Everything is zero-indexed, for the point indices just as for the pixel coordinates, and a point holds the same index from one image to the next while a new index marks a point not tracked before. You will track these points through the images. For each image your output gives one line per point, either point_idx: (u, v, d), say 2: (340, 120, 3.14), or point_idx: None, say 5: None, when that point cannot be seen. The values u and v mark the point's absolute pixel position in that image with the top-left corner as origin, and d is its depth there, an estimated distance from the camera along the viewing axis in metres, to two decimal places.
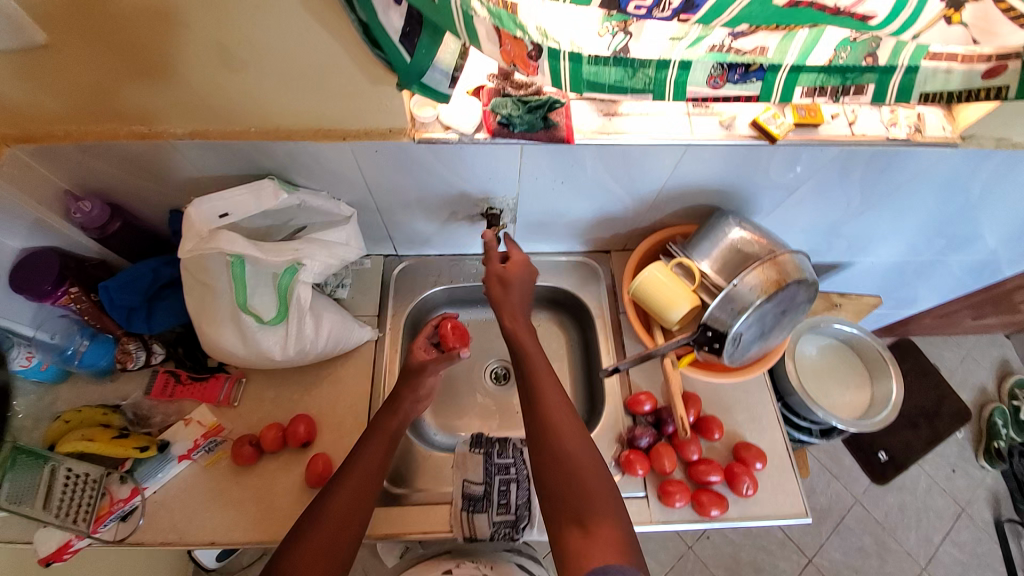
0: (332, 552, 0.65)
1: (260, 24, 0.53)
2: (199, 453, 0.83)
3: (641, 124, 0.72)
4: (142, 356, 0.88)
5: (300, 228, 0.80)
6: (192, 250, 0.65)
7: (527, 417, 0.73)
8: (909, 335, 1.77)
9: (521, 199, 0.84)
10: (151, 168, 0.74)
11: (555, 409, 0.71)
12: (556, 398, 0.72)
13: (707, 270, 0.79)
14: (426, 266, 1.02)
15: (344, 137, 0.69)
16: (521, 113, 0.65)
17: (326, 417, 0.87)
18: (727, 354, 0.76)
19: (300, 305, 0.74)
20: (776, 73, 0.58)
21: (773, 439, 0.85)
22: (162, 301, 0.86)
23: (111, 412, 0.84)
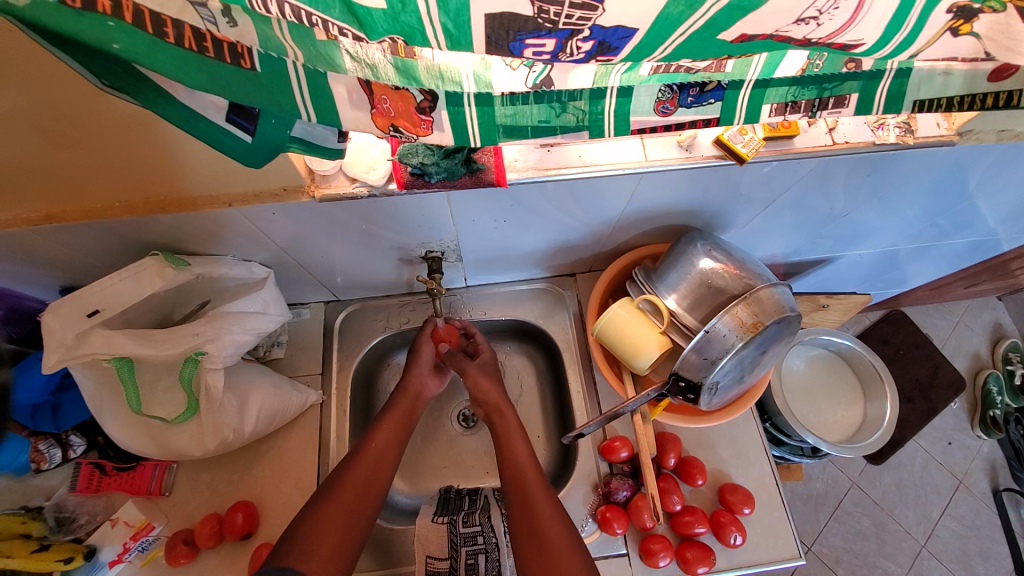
0: (353, 516, 0.64)
1: (82, 102, 0.42)
2: (134, 554, 0.74)
3: (587, 153, 0.61)
4: (57, 453, 0.75)
5: (205, 302, 0.71)
6: (57, 362, 0.58)
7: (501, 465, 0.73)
8: (900, 306, 1.62)
9: (461, 240, 0.74)
10: (20, 255, 0.62)
11: (531, 476, 0.70)
12: (530, 466, 0.71)
13: (675, 307, 0.69)
14: (373, 309, 0.92)
15: (230, 202, 0.57)
16: (435, 159, 0.53)
17: (269, 498, 0.78)
18: (703, 402, 0.68)
19: (210, 394, 0.65)
20: (739, 90, 0.45)
21: (762, 475, 0.80)
22: (71, 392, 0.76)
23: (32, 519, 0.71)
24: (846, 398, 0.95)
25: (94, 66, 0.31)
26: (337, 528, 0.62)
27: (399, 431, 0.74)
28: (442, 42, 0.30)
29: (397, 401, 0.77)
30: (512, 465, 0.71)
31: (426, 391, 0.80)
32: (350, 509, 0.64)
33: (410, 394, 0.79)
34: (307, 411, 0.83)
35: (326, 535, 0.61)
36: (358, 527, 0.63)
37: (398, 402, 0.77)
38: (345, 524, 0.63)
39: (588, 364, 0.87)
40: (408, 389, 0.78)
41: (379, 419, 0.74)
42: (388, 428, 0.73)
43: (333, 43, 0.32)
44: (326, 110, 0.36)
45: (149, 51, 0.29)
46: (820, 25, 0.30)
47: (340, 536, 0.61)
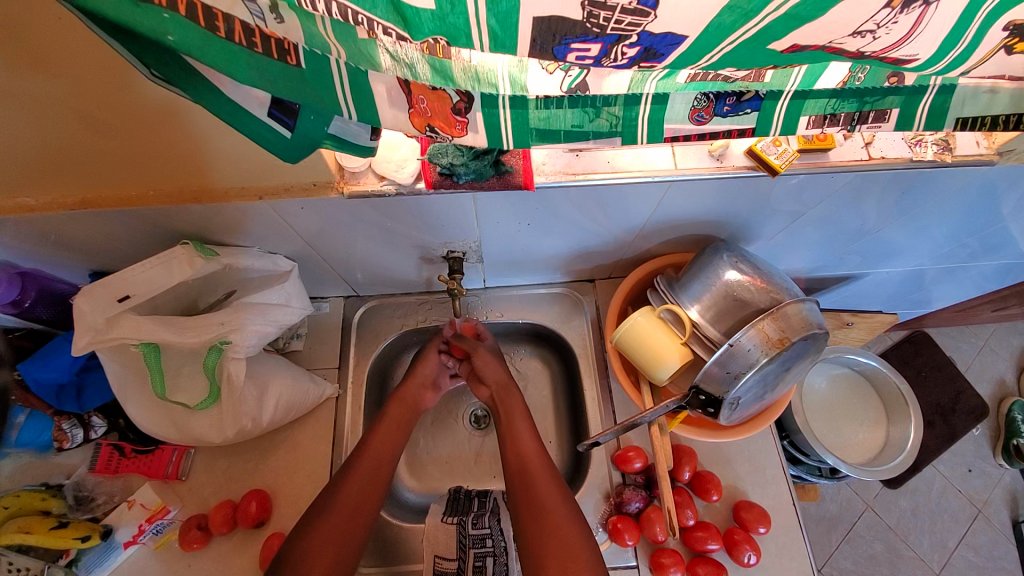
0: (348, 530, 0.64)
1: (125, 90, 0.43)
2: (148, 536, 0.75)
3: (616, 159, 0.60)
4: (79, 433, 0.77)
5: (229, 292, 0.72)
6: (87, 345, 0.60)
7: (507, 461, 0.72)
8: (924, 328, 1.57)
9: (483, 242, 0.74)
10: (55, 238, 0.63)
11: (539, 470, 0.69)
12: (536, 454, 0.71)
13: (697, 318, 0.68)
14: (391, 305, 0.93)
15: (260, 196, 0.58)
16: (465, 160, 0.53)
17: (281, 489, 0.79)
18: (723, 416, 0.67)
19: (231, 382, 0.66)
20: (777, 101, 0.45)
21: (778, 494, 0.79)
22: (95, 373, 0.77)
23: (51, 496, 0.73)
24: (868, 420, 0.93)
25: (145, 56, 0.32)
26: (329, 549, 0.62)
27: (394, 437, 0.74)
28: (486, 44, 0.30)
29: (390, 408, 0.78)
30: (518, 454, 0.72)
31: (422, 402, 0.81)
32: (342, 530, 0.64)
33: (405, 403, 0.79)
34: (322, 404, 0.83)
35: (321, 555, 0.61)
36: (353, 542, 0.64)
37: (391, 409, 0.78)
38: (341, 536, 0.63)
39: (605, 371, 0.87)
40: (402, 397, 0.79)
41: (374, 425, 0.75)
42: (386, 432, 0.74)
43: (373, 40, 0.32)
44: (365, 106, 0.36)
45: (200, 44, 0.30)
46: (875, 39, 0.29)
47: (333, 556, 0.61)
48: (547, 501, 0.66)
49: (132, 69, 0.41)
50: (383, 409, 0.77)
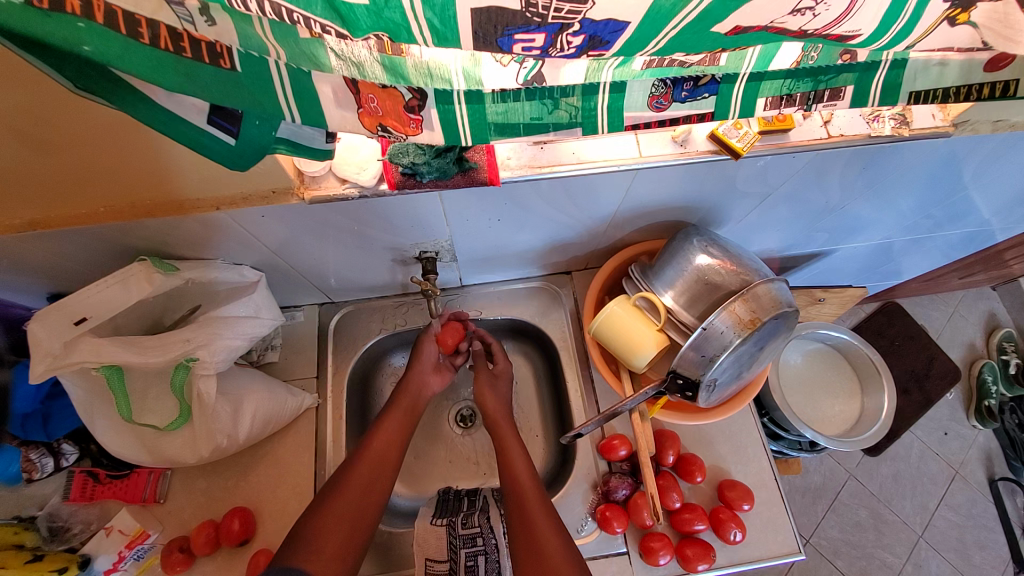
0: (357, 516, 0.63)
1: (58, 105, 0.41)
2: (129, 563, 0.73)
3: (581, 149, 0.60)
4: (48, 462, 0.73)
5: (195, 308, 0.69)
6: (45, 371, 0.57)
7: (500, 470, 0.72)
8: (895, 298, 1.62)
9: (455, 240, 0.73)
10: (3, 263, 0.61)
11: (525, 477, 0.70)
12: (528, 477, 0.70)
13: (672, 304, 0.69)
14: (368, 310, 0.91)
15: (217, 206, 0.56)
16: (427, 158, 0.52)
17: (265, 504, 0.77)
18: (701, 399, 0.67)
19: (202, 400, 0.64)
20: (733, 84, 0.45)
21: (760, 471, 0.80)
22: (61, 400, 0.75)
23: (24, 529, 0.70)
24: (844, 392, 0.95)
25: (66, 70, 0.30)
26: (342, 527, 0.61)
27: (402, 428, 0.73)
28: (428, 39, 0.29)
29: (399, 399, 0.76)
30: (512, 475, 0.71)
31: (427, 387, 0.79)
32: (351, 517, 0.63)
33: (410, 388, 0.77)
34: (302, 415, 0.82)
35: (331, 533, 0.61)
36: (361, 533, 0.63)
37: (400, 401, 0.76)
38: (352, 522, 0.62)
39: (586, 362, 0.87)
40: (409, 386, 0.77)
41: (381, 416, 0.74)
42: (392, 422, 0.73)
43: (316, 40, 0.31)
44: (310, 109, 0.35)
45: (121, 53, 0.28)
46: (816, 16, 0.29)
47: (343, 539, 0.61)
48: (533, 519, 0.65)
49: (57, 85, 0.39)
50: (383, 410, 0.74)
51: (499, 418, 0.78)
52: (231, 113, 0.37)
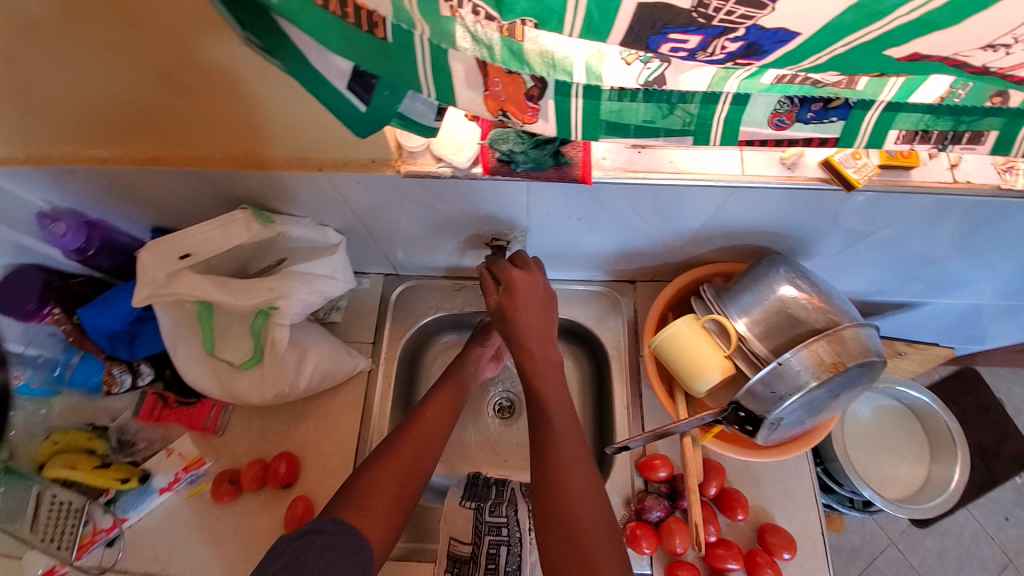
0: (408, 478, 0.65)
1: (204, 51, 0.44)
2: (182, 485, 0.78)
3: (679, 159, 0.57)
4: (127, 379, 0.81)
5: (282, 260, 0.73)
6: (148, 296, 0.62)
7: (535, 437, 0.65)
8: (974, 365, 1.48)
9: (530, 231, 0.72)
10: (120, 190, 0.66)
11: (569, 444, 0.63)
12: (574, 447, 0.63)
13: (745, 331, 0.65)
14: (428, 288, 0.93)
15: (319, 167, 0.58)
16: (524, 148, 0.51)
17: (309, 453, 0.81)
18: (760, 436, 0.64)
19: (276, 347, 0.68)
20: (866, 110, 0.42)
21: (807, 521, 0.76)
22: (147, 324, 0.79)
23: (96, 437, 0.78)
24: (911, 456, 0.88)
25: (246, 15, 0.34)
26: (392, 486, 0.64)
27: (450, 402, 0.75)
28: (577, 28, 0.28)
29: (452, 375, 0.78)
30: (557, 467, 0.61)
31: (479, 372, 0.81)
32: (404, 475, 0.65)
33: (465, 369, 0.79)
34: (355, 376, 0.85)
35: (379, 493, 0.63)
36: (409, 494, 0.65)
37: (453, 375, 0.79)
38: (398, 483, 0.64)
39: (637, 376, 0.85)
40: (464, 362, 0.80)
41: (433, 391, 0.75)
42: (441, 397, 0.75)
43: (454, 17, 0.31)
44: (444, 85, 0.35)
45: (298, 10, 0.31)
46: (1007, 55, 0.27)
47: (394, 495, 0.63)
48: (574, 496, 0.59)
49: (203, 32, 0.42)
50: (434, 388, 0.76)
51: (546, 393, 0.65)
52: (365, 80, 0.38)
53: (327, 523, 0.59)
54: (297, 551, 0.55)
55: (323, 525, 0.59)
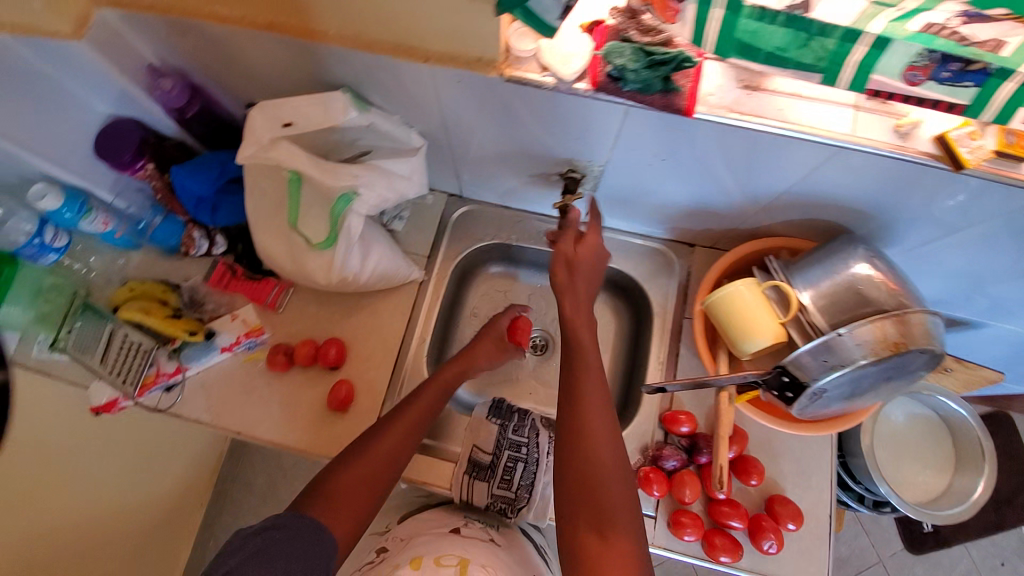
0: (375, 481, 0.67)
1: None
2: (240, 349, 0.84)
3: (788, 109, 0.56)
4: (203, 245, 0.87)
5: (362, 153, 0.74)
6: (251, 156, 0.66)
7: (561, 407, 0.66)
8: (1011, 409, 1.43)
9: (608, 167, 0.70)
10: (231, 54, 0.69)
11: (596, 424, 0.63)
12: (605, 433, 0.63)
13: (807, 302, 0.65)
14: (486, 216, 0.93)
15: (425, 59, 0.59)
16: (638, 66, 0.50)
17: (355, 345, 0.86)
18: (798, 405, 0.65)
19: (349, 235, 0.70)
20: (1004, 81, 0.41)
21: (818, 502, 0.77)
22: (229, 197, 0.82)
23: (169, 291, 0.85)
24: (933, 465, 0.88)
25: None
26: (361, 490, 0.66)
27: (428, 408, 0.76)
28: None
29: (440, 373, 0.80)
30: (579, 446, 0.62)
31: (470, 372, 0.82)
32: (370, 480, 0.67)
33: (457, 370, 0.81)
34: (407, 284, 0.89)
35: (347, 496, 0.65)
36: (377, 497, 0.67)
37: (440, 374, 0.80)
38: (368, 486, 0.67)
39: (677, 335, 0.84)
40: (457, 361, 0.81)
41: (416, 392, 0.77)
42: (422, 400, 0.76)
43: None
44: None
45: None
46: None
47: (361, 498, 0.65)
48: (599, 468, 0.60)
49: None
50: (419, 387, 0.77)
51: (582, 391, 0.64)
52: None
53: (291, 518, 0.60)
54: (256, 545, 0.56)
55: (286, 519, 0.60)
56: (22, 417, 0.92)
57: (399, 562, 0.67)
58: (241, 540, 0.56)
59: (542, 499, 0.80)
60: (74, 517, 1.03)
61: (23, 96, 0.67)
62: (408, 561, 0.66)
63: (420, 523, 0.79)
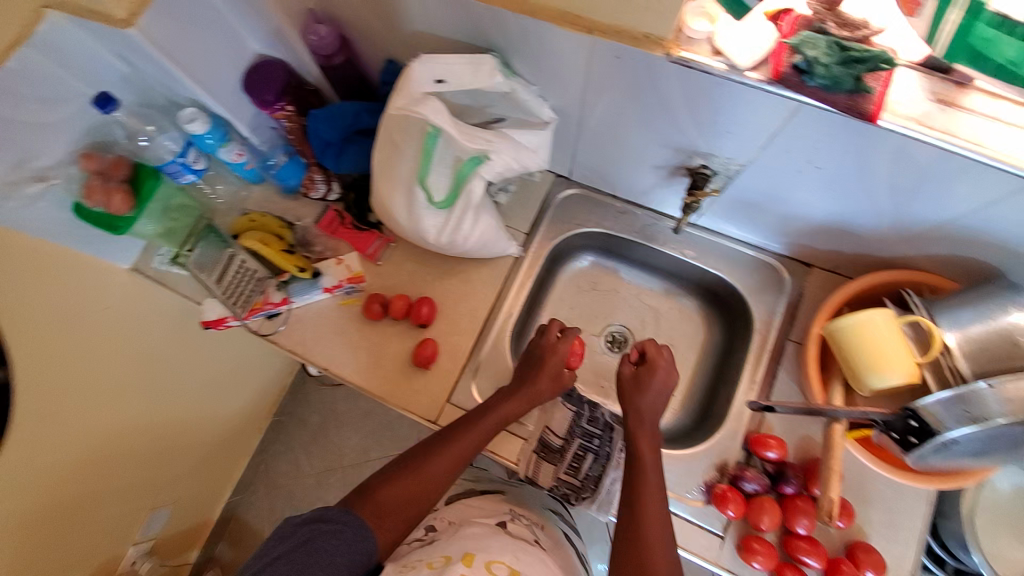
0: (421, 497, 0.67)
1: None
2: (340, 292, 0.88)
3: (985, 132, 0.50)
4: (321, 189, 0.92)
5: (495, 120, 0.75)
6: (401, 107, 0.64)
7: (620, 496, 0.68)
8: None
9: (748, 168, 0.67)
10: (387, 6, 0.69)
11: (654, 505, 0.65)
12: (657, 512, 0.65)
13: (953, 345, 0.61)
14: (592, 202, 0.92)
15: (589, 30, 0.57)
16: (831, 61, 0.48)
17: (444, 307, 0.88)
18: (918, 453, 0.60)
19: (470, 197, 0.73)
20: None
21: (905, 559, 0.71)
22: (352, 146, 0.86)
23: (285, 227, 0.90)
24: None
25: None
26: (409, 505, 0.66)
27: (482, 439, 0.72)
28: None
29: (499, 406, 0.75)
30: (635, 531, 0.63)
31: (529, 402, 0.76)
32: (416, 495, 0.67)
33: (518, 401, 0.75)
34: (503, 256, 0.89)
35: (395, 512, 0.65)
36: (421, 512, 0.67)
37: (499, 403, 0.75)
38: (415, 500, 0.67)
39: (778, 357, 0.80)
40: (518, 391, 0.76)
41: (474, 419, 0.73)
42: (480, 428, 0.73)
43: None
44: None
45: None
46: None
47: (408, 512, 0.66)
48: (652, 554, 0.62)
49: None
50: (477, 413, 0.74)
51: (645, 485, 0.66)
52: None
53: (336, 513, 0.63)
54: (306, 536, 0.60)
55: (335, 513, 0.63)
56: (137, 318, 1.01)
57: (449, 554, 0.65)
58: (292, 527, 0.61)
59: (609, 495, 0.77)
60: (161, 416, 1.13)
61: (195, 22, 0.71)
62: (460, 557, 0.64)
63: (466, 509, 0.82)
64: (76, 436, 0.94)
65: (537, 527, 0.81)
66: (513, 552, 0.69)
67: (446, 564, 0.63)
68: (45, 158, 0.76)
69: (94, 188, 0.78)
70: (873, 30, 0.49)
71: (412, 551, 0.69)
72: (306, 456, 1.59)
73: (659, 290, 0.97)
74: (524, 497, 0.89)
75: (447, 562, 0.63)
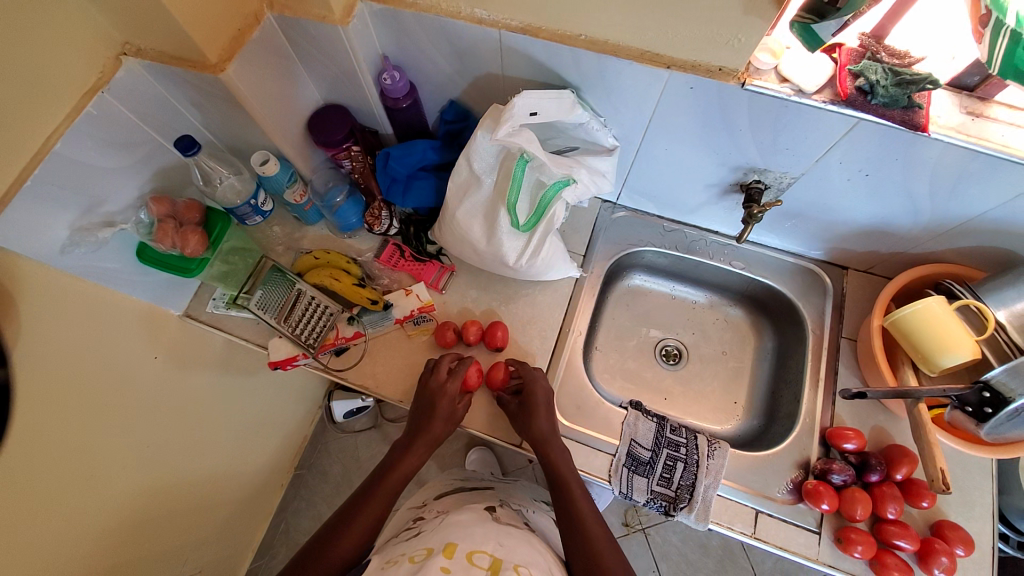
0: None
1: None
2: (410, 323, 0.89)
3: (1011, 136, 0.60)
4: (385, 224, 0.93)
5: (563, 149, 0.82)
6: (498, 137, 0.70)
7: (558, 505, 0.73)
8: None
9: (799, 180, 0.76)
10: (465, 52, 0.75)
11: (587, 510, 0.72)
12: (587, 508, 0.72)
13: (1003, 321, 0.69)
14: (639, 223, 0.99)
15: (668, 66, 0.65)
16: (887, 82, 0.59)
17: (513, 330, 0.90)
18: (992, 424, 0.65)
19: (552, 220, 0.77)
20: None
21: (983, 532, 0.75)
22: (417, 181, 0.89)
23: (352, 262, 0.91)
24: None
25: None
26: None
27: (376, 506, 0.73)
28: None
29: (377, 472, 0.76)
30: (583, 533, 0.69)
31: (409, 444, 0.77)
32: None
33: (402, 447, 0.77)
34: (564, 278, 0.93)
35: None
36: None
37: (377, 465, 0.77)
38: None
39: (833, 353, 0.87)
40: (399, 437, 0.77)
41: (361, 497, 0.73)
42: (367, 496, 0.73)
43: None
44: None
45: None
46: None
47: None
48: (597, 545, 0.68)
49: None
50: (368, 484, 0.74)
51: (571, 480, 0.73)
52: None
53: None
54: None
55: None
56: (182, 368, 0.96)
57: (431, 546, 0.65)
58: None
59: (705, 501, 0.77)
60: (199, 473, 1.06)
61: (270, 68, 0.75)
62: (442, 548, 0.63)
63: (455, 500, 0.85)
64: (122, 503, 0.86)
65: (526, 512, 0.86)
66: (498, 539, 0.67)
67: (428, 557, 0.61)
68: (115, 205, 0.76)
69: (168, 232, 0.79)
70: (915, 58, 0.60)
71: (398, 544, 0.70)
72: (330, 509, 1.50)
73: (705, 303, 1.03)
74: (513, 490, 0.95)
75: (430, 554, 0.63)
